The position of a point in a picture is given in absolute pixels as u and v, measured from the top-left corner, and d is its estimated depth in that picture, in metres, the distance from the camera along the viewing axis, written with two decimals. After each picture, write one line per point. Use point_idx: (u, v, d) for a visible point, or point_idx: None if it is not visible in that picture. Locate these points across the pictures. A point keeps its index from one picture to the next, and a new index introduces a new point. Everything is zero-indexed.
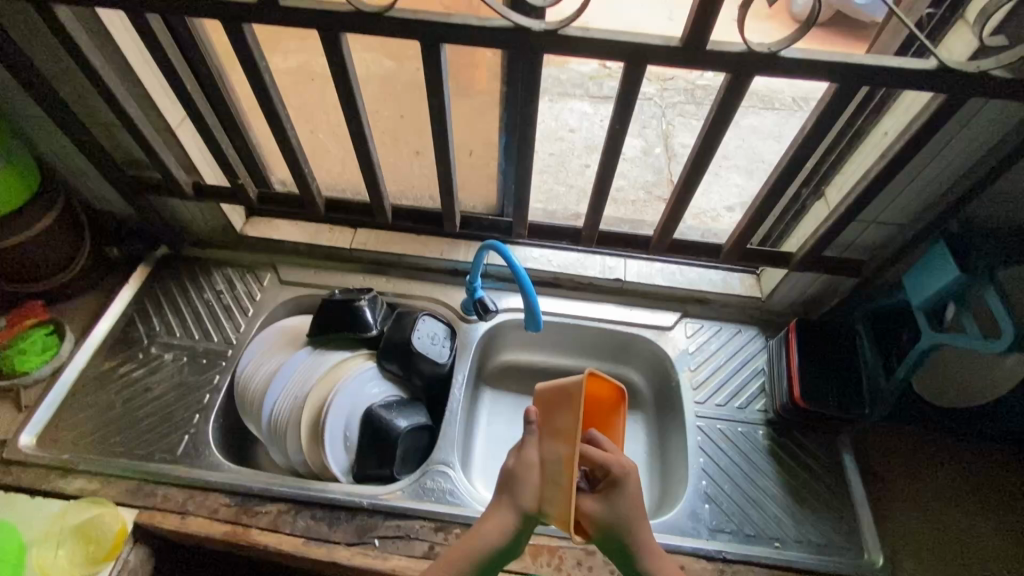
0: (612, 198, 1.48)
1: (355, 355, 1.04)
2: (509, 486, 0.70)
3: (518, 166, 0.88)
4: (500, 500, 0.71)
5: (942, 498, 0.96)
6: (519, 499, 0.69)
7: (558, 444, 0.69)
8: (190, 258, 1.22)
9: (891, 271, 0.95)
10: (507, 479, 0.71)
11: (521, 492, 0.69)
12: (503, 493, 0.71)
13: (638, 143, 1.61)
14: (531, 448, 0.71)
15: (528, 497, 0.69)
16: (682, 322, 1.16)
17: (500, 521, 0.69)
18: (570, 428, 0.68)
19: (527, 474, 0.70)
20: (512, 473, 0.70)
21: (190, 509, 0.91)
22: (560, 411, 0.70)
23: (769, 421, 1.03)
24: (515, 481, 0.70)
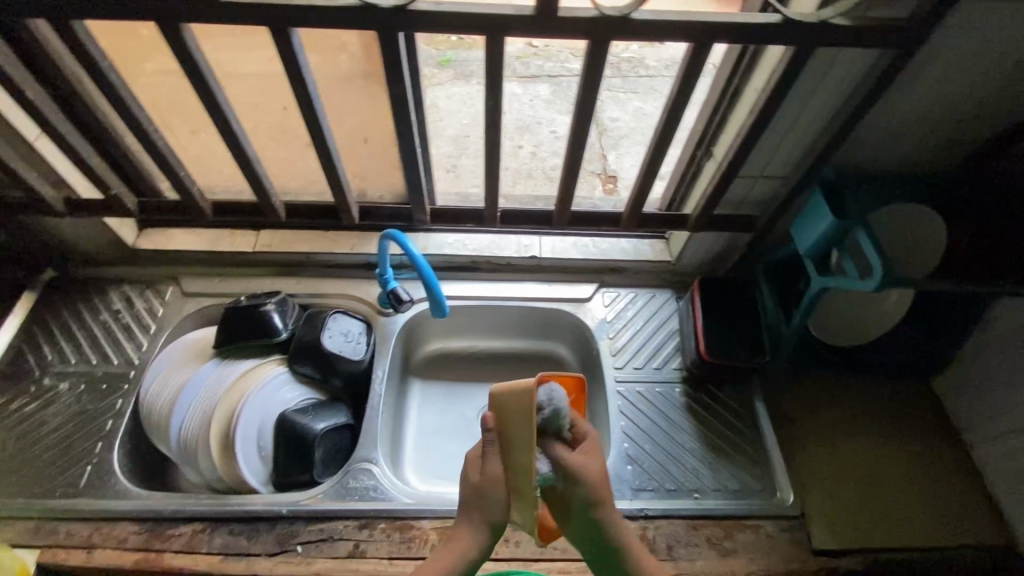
0: (547, 177, 1.48)
1: (266, 362, 1.00)
2: (473, 503, 0.68)
3: (406, 151, 0.86)
4: (466, 518, 0.69)
5: (847, 430, 1.02)
6: (488, 514, 0.68)
7: (518, 455, 0.65)
8: (81, 279, 1.14)
9: (781, 223, 0.99)
10: (472, 496, 0.68)
11: (489, 508, 0.67)
12: (467, 508, 0.69)
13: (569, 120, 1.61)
14: (492, 460, 0.67)
15: (495, 508, 0.67)
16: (600, 292, 1.18)
17: (472, 538, 0.68)
18: (528, 446, 0.63)
19: (492, 488, 0.67)
20: (476, 491, 0.68)
21: (97, 542, 0.86)
22: (515, 422, 0.64)
23: (685, 378, 1.07)
24: (481, 498, 0.67)
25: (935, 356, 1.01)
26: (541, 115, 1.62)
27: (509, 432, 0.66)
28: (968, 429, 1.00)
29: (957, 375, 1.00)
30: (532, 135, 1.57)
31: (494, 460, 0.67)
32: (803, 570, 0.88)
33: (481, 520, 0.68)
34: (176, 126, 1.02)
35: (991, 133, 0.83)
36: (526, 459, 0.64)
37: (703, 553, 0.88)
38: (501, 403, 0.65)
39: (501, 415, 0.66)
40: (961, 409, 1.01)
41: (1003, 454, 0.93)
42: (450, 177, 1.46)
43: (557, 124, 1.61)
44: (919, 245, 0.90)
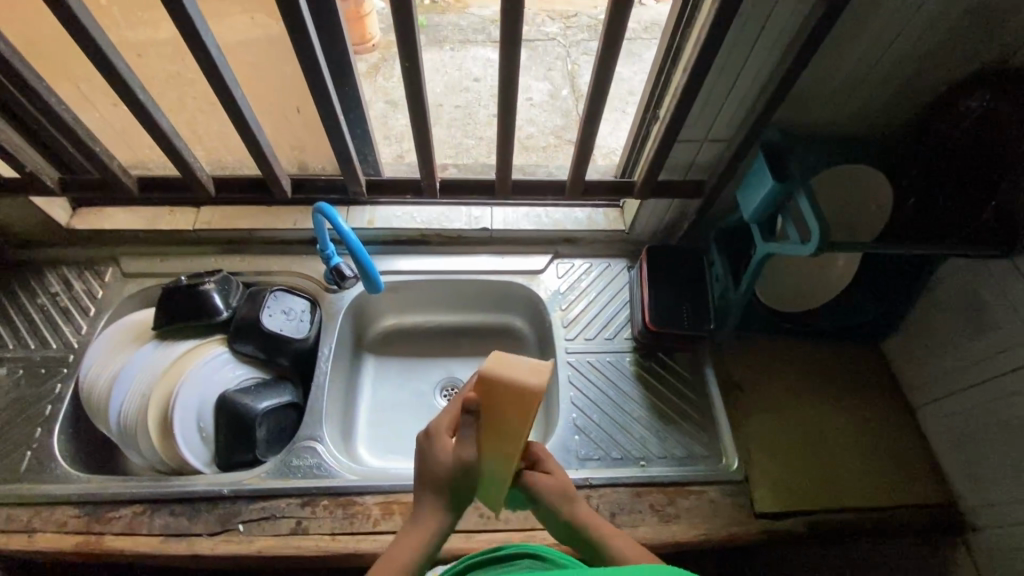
0: (522, 146, 1.44)
1: (206, 342, 0.98)
2: (434, 483, 0.59)
3: (327, 117, 0.82)
4: (429, 501, 0.59)
5: (795, 395, 1.02)
6: (455, 494, 0.60)
7: (506, 442, 0.57)
8: (16, 261, 1.10)
9: (727, 189, 0.97)
10: (437, 476, 0.59)
11: (460, 488, 0.60)
12: (428, 488, 0.60)
13: (545, 86, 1.56)
14: (468, 445, 0.58)
15: (464, 489, 0.60)
16: (554, 263, 1.16)
17: (433, 523, 0.59)
18: (522, 433, 0.56)
19: (464, 472, 0.59)
20: (447, 473, 0.59)
21: (37, 526, 0.84)
22: (508, 408, 0.56)
23: (635, 348, 1.06)
24: (450, 480, 0.59)
25: (882, 319, 1.00)
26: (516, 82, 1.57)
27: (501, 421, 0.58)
28: (913, 391, 1.00)
29: (904, 337, 1.00)
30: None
31: (471, 447, 0.58)
32: (744, 533, 0.89)
33: (447, 502, 0.60)
34: (97, 99, 0.97)
35: (933, 89, 0.80)
36: (515, 448, 0.57)
37: (646, 519, 0.89)
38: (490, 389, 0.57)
39: (487, 396, 0.57)
40: (908, 371, 1.01)
41: (945, 415, 0.94)
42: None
43: (533, 92, 1.54)
44: (864, 206, 0.89)
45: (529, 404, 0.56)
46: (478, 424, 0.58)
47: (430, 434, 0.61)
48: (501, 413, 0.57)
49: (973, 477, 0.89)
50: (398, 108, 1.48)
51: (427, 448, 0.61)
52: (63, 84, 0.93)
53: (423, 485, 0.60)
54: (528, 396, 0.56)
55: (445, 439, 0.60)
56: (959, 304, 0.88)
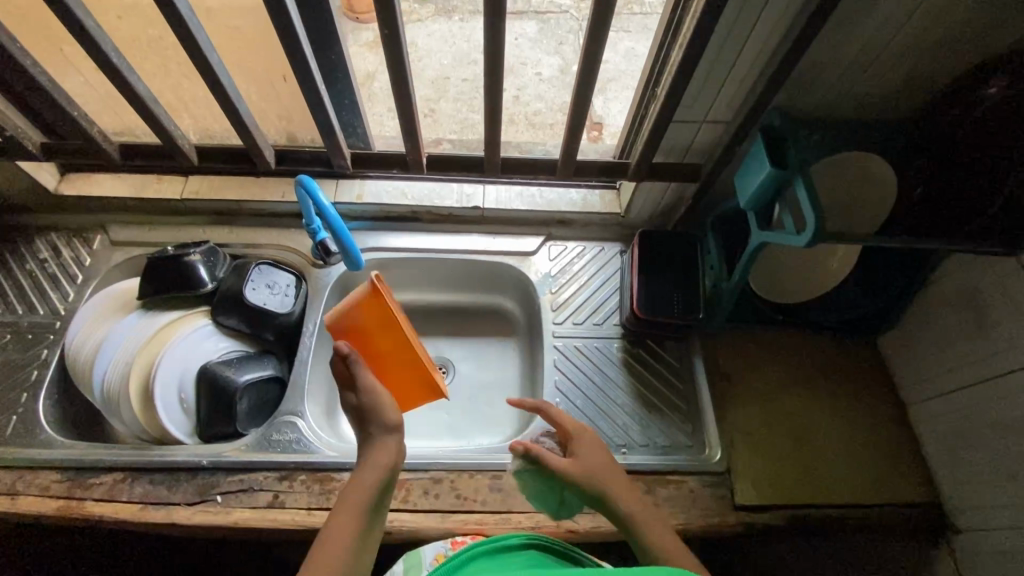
0: (529, 122, 1.40)
1: (190, 313, 0.97)
2: (381, 424, 0.65)
3: (306, 86, 0.79)
4: (375, 434, 0.65)
5: (785, 388, 1.00)
6: (387, 421, 0.65)
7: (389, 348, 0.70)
8: (6, 226, 1.10)
9: (725, 174, 0.94)
10: (363, 412, 0.65)
11: (385, 412, 0.65)
12: (367, 425, 0.65)
13: (555, 60, 1.50)
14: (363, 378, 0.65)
15: (390, 412, 0.65)
16: (546, 245, 1.14)
17: (385, 456, 0.63)
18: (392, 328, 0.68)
19: (377, 398, 0.65)
20: (364, 408, 0.65)
21: (19, 489, 0.86)
22: (364, 321, 0.68)
23: (624, 334, 1.05)
24: (374, 409, 0.65)
25: (879, 315, 0.97)
26: (526, 55, 1.51)
27: (370, 333, 0.70)
28: (907, 390, 0.97)
29: (901, 334, 0.97)
30: (516, 77, 1.47)
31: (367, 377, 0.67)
32: (722, 524, 0.88)
33: (384, 425, 0.65)
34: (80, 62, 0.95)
35: (946, 75, 0.75)
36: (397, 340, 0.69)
37: None
38: (340, 326, 0.68)
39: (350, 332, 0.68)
40: (903, 368, 0.98)
41: (936, 415, 0.91)
42: (429, 121, 1.39)
43: (543, 67, 1.49)
44: (868, 191, 0.85)
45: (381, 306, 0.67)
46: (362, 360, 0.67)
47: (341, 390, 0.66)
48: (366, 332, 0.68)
49: (960, 479, 0.87)
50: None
51: (348, 405, 0.66)
52: (44, 46, 0.91)
53: (367, 426, 0.65)
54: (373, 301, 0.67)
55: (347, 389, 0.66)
56: (960, 302, 0.84)
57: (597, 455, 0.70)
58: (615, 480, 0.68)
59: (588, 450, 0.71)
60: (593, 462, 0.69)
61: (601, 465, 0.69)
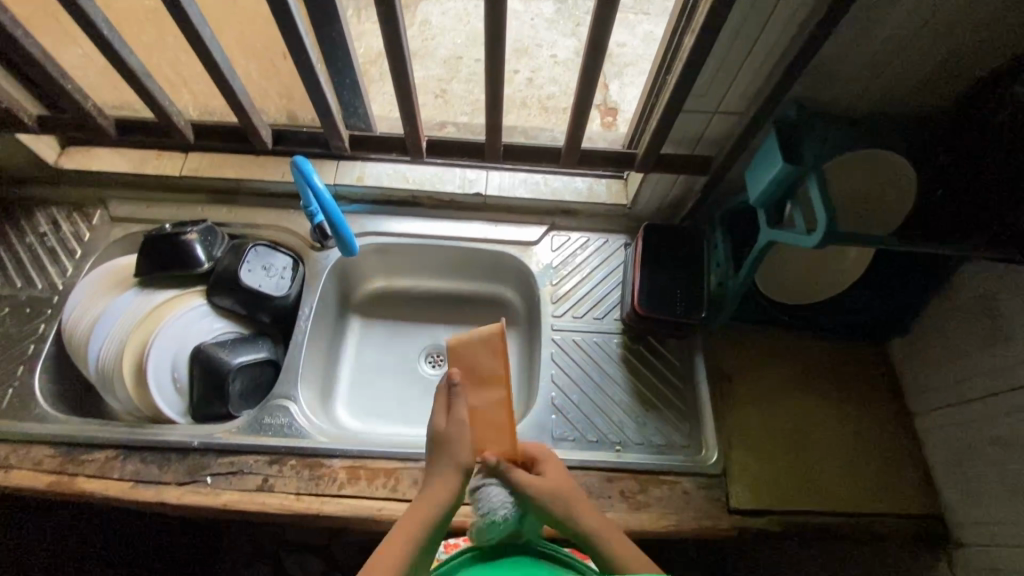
0: (542, 106, 1.36)
1: (184, 293, 0.97)
2: (452, 452, 0.65)
3: (301, 63, 0.77)
4: (442, 464, 0.65)
5: (787, 391, 0.97)
6: (458, 460, 0.65)
7: (486, 393, 0.66)
8: (7, 198, 1.09)
9: (736, 168, 0.90)
10: (443, 440, 0.66)
11: (461, 450, 0.65)
12: (441, 455, 0.66)
13: (572, 42, 1.45)
14: (459, 407, 0.66)
15: (465, 453, 0.65)
16: (549, 235, 1.11)
17: (448, 486, 0.64)
18: (495, 373, 0.66)
19: (459, 433, 0.66)
20: (445, 436, 0.66)
21: (13, 463, 0.86)
22: (477, 355, 0.67)
23: (625, 329, 1.02)
24: (450, 443, 0.65)
25: (890, 319, 0.93)
26: (541, 36, 1.46)
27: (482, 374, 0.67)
28: (915, 398, 0.94)
29: (912, 339, 0.94)
30: (530, 58, 1.42)
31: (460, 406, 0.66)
32: (714, 527, 0.86)
33: (457, 465, 0.65)
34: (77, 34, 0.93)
35: (975, 69, 0.71)
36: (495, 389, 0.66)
37: (614, 505, 0.87)
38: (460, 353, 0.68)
39: (460, 361, 0.68)
40: (911, 375, 0.95)
41: (943, 426, 0.88)
42: (438, 103, 1.35)
43: (558, 49, 1.44)
44: (885, 187, 0.82)
45: (494, 346, 0.66)
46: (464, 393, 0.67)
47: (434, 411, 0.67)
48: (474, 370, 0.67)
49: (964, 491, 0.85)
50: (415, 58, 1.40)
51: (433, 427, 0.67)
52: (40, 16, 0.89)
53: (437, 452, 0.66)
54: (489, 342, 0.66)
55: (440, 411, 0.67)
56: (975, 310, 0.81)
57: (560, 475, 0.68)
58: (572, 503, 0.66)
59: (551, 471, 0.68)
60: (556, 483, 0.67)
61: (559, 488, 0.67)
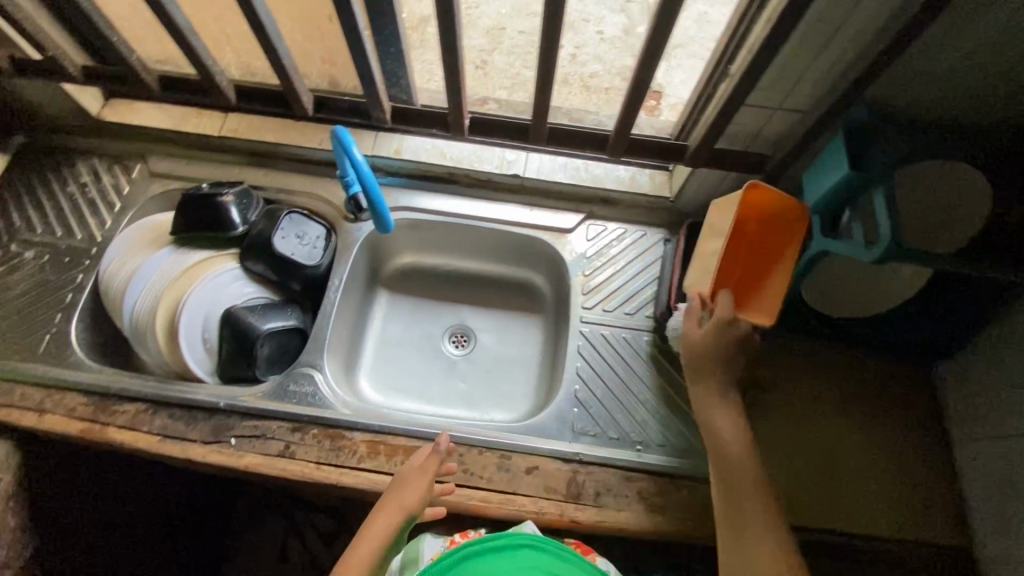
0: (584, 86, 1.31)
1: (219, 255, 0.97)
2: (404, 497, 0.77)
3: (349, 29, 0.75)
4: (392, 504, 0.76)
5: (818, 405, 0.93)
6: (408, 508, 0.76)
7: (713, 240, 0.82)
8: (51, 146, 1.11)
9: (792, 169, 0.85)
10: (402, 484, 0.78)
11: (414, 497, 0.77)
12: (396, 498, 0.77)
13: (620, 19, 1.37)
14: (430, 461, 0.80)
15: (415, 500, 0.76)
16: (585, 223, 1.07)
17: (390, 525, 0.74)
18: (723, 228, 0.80)
19: (419, 482, 0.78)
20: (407, 481, 0.78)
21: (47, 407, 0.89)
22: (720, 212, 0.82)
23: (656, 328, 0.99)
24: (409, 488, 0.77)
25: (939, 340, 0.89)
26: (590, 11, 1.40)
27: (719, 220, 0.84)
28: (954, 424, 0.90)
29: (961, 363, 0.89)
30: (575, 33, 1.36)
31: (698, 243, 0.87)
32: None
33: (404, 512, 0.75)
34: None
35: None
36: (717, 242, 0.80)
37: (630, 505, 0.85)
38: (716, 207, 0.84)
39: (715, 208, 0.84)
40: (954, 400, 0.90)
41: (981, 455, 0.84)
42: (479, 75, 1.31)
43: (605, 25, 1.37)
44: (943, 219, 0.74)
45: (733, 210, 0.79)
46: (440, 452, 0.81)
47: (408, 463, 0.82)
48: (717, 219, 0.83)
49: (995, 524, 0.81)
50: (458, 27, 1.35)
51: (399, 475, 0.80)
52: None
53: (393, 493, 0.78)
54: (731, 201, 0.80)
55: (415, 463, 0.81)
56: None
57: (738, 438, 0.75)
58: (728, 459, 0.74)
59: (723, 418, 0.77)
60: (724, 429, 0.76)
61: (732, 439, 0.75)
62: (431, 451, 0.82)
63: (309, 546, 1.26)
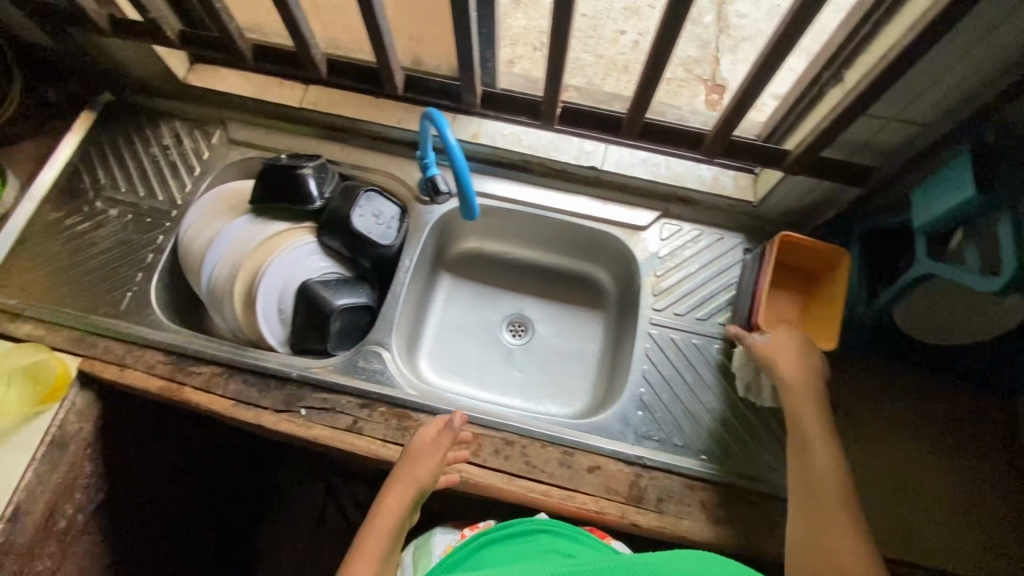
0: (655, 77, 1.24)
1: (297, 228, 0.99)
2: (417, 473, 0.78)
3: (458, 10, 0.73)
4: (405, 479, 0.77)
5: (891, 429, 0.90)
6: (421, 483, 0.77)
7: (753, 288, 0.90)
8: (136, 106, 1.13)
9: (899, 185, 0.81)
10: (413, 458, 0.79)
11: (426, 472, 0.78)
12: (407, 473, 0.78)
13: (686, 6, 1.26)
14: (442, 436, 0.81)
15: (428, 475, 0.78)
16: (660, 222, 1.05)
17: (405, 499, 0.76)
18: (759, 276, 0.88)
19: (431, 458, 0.79)
20: (417, 457, 0.79)
21: (129, 362, 0.92)
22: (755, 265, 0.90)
23: (727, 336, 0.97)
24: (421, 463, 0.78)
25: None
26: None
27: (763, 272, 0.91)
28: None
29: None
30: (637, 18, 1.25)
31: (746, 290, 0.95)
32: None
33: (416, 488, 0.77)
34: None
35: None
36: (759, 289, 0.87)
37: (693, 514, 0.84)
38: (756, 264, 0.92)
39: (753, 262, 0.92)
40: None
41: None
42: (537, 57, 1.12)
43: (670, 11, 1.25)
44: None
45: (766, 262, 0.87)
46: (451, 430, 0.82)
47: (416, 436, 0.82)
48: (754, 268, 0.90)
49: None
50: None
51: (408, 447, 0.81)
52: None
53: (405, 467, 0.79)
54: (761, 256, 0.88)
55: (426, 436, 0.81)
56: None
57: (827, 453, 0.75)
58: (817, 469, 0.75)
59: (812, 425, 0.77)
60: (812, 436, 0.76)
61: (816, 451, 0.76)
62: (444, 426, 0.82)
63: (348, 513, 1.33)
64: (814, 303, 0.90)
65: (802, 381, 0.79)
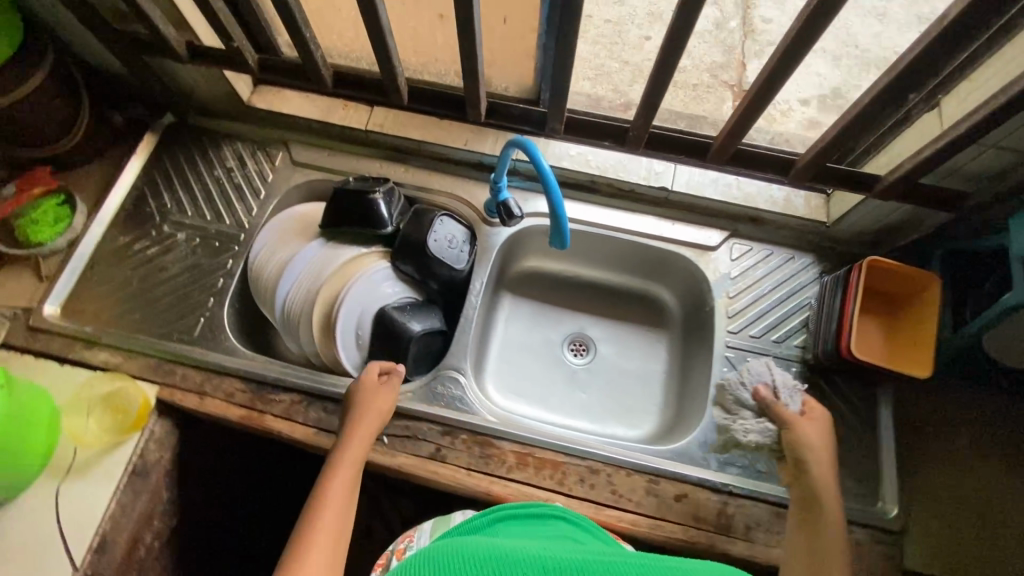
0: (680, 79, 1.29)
1: (371, 252, 0.99)
2: (377, 407, 0.84)
3: (559, 43, 0.73)
4: (366, 413, 0.83)
5: (972, 450, 0.90)
6: (382, 415, 0.84)
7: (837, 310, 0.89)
8: (198, 128, 1.12)
9: (992, 211, 0.80)
10: (370, 396, 0.85)
11: (386, 406, 0.85)
12: (367, 407, 0.84)
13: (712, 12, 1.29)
14: (393, 377, 0.89)
15: (386, 408, 0.85)
16: (729, 242, 1.04)
17: (370, 429, 0.82)
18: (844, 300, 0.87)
19: (388, 394, 0.86)
20: (373, 394, 0.85)
21: (207, 391, 0.92)
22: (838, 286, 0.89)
23: (805, 360, 0.95)
24: (380, 399, 0.85)
25: None
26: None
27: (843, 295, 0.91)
28: None
29: None
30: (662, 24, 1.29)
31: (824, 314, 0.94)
32: None
33: (379, 418, 0.84)
34: None
35: None
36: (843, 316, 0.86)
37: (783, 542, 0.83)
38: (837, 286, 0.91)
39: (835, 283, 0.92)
40: None
41: None
42: None
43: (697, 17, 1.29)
44: None
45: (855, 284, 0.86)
46: (396, 371, 0.90)
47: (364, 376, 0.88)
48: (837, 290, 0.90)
49: None
50: None
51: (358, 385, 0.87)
52: None
53: (363, 404, 0.84)
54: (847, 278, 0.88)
55: (376, 376, 0.88)
56: None
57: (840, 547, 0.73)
58: (827, 538, 0.74)
59: (828, 500, 0.77)
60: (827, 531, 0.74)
61: (832, 515, 0.76)
62: (392, 367, 0.90)
63: (394, 527, 1.27)
64: (898, 327, 0.89)
65: (828, 475, 0.80)
